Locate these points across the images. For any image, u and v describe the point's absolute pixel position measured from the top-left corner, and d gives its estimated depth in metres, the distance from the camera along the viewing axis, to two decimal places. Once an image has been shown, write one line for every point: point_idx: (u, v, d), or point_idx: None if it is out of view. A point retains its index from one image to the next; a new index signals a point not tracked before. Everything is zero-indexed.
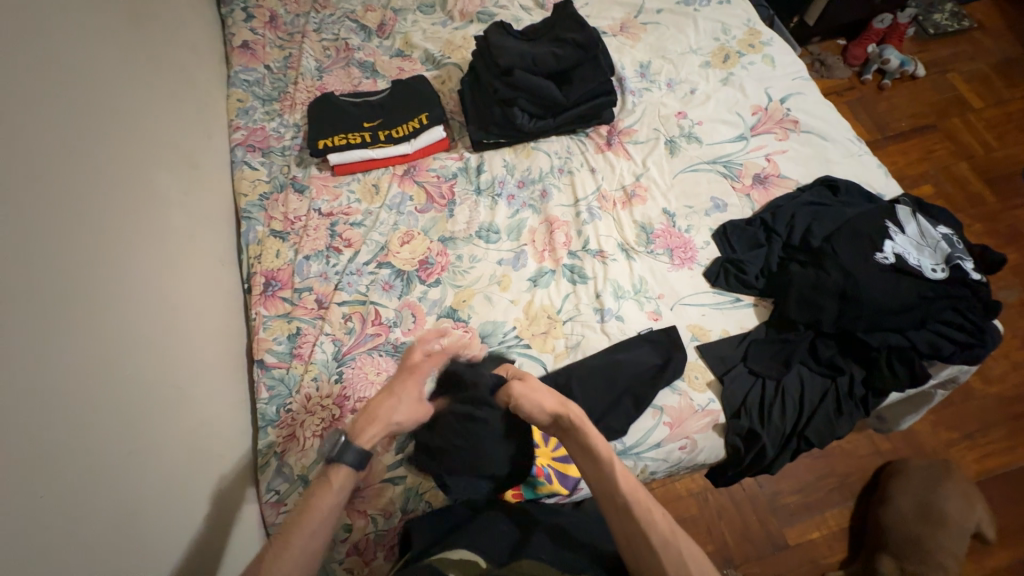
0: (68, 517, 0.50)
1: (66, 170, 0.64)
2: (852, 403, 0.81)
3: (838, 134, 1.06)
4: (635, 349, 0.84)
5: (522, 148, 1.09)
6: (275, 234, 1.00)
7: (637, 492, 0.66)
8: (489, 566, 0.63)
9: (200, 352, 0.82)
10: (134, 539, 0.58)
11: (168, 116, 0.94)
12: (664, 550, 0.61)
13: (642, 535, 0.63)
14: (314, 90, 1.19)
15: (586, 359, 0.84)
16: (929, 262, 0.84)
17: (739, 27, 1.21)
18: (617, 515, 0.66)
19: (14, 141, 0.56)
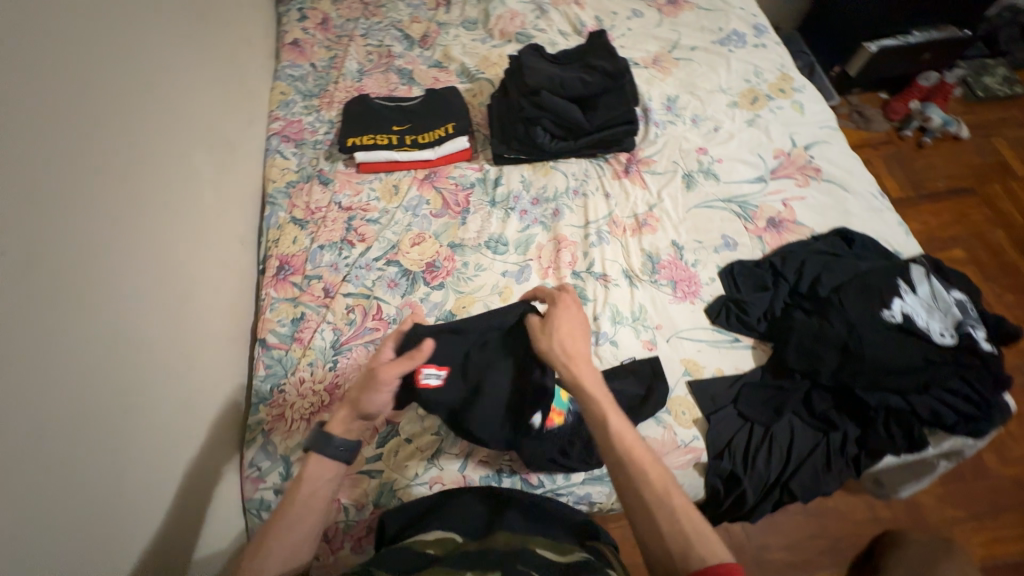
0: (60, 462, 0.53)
1: (110, 139, 0.69)
2: (842, 460, 0.79)
3: (861, 186, 1.05)
4: (623, 376, 0.84)
5: (541, 166, 1.12)
6: (295, 221, 1.05)
7: (635, 446, 0.61)
8: (465, 541, 0.66)
9: (208, 323, 0.86)
10: (115, 491, 0.60)
11: (214, 101, 1.01)
12: (655, 508, 0.56)
13: (633, 488, 0.58)
14: (352, 90, 1.25)
15: None
16: (938, 326, 0.82)
17: (772, 72, 1.22)
18: (618, 473, 0.60)
19: (67, 110, 0.62)
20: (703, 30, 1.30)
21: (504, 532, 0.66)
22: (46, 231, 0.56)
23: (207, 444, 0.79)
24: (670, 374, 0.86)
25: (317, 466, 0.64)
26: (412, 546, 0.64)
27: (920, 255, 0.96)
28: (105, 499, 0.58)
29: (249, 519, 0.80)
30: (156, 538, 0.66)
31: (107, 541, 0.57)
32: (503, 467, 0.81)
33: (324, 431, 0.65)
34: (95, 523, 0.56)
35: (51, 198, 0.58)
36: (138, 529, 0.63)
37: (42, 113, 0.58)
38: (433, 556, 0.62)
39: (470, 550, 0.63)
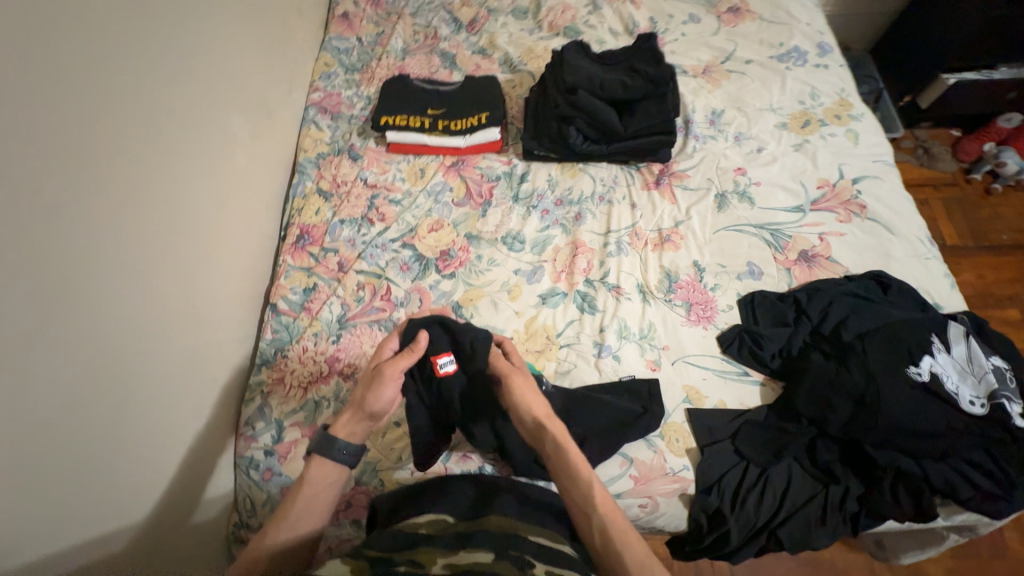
0: (59, 395, 0.55)
1: (145, 92, 0.71)
2: (839, 516, 0.75)
3: (908, 229, 0.98)
4: (619, 393, 0.82)
5: (569, 167, 1.10)
6: (320, 193, 1.07)
7: (610, 508, 0.63)
8: (456, 522, 0.66)
9: (223, 281, 0.89)
10: (114, 430, 0.64)
11: (257, 67, 1.03)
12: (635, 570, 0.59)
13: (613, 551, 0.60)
14: (394, 69, 1.26)
15: (570, 388, 0.83)
16: (968, 392, 0.76)
17: (830, 95, 1.14)
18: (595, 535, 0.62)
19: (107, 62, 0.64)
20: (762, 44, 1.23)
21: (498, 514, 0.65)
22: (72, 176, 0.59)
23: (208, 397, 0.82)
24: (669, 398, 0.84)
25: (320, 470, 0.65)
26: (403, 527, 0.63)
27: (963, 312, 0.89)
28: (100, 436, 0.61)
29: (238, 474, 0.82)
30: (149, 478, 0.69)
31: (100, 476, 0.61)
32: (485, 463, 0.81)
33: (328, 435, 0.66)
34: (87, 458, 0.59)
35: (81, 144, 0.60)
36: (131, 468, 0.66)
37: (79, 61, 0.60)
38: (425, 536, 0.61)
39: (460, 530, 0.63)
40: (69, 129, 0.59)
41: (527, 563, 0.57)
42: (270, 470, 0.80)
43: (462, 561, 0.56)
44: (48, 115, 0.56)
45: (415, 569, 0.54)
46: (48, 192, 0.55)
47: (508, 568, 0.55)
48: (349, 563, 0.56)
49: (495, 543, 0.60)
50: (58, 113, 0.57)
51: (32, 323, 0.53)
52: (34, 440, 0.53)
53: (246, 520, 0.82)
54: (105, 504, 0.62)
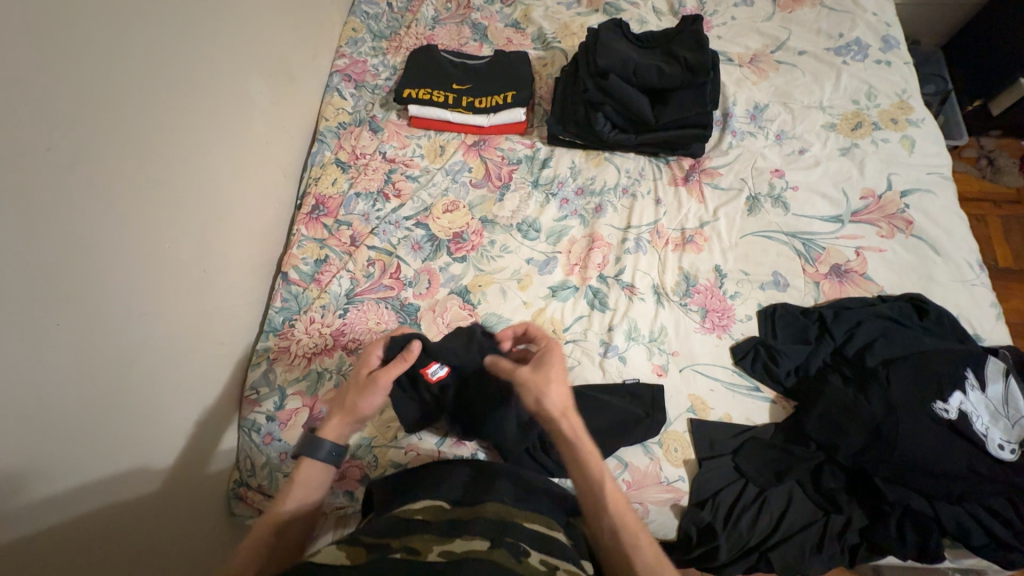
0: (68, 349, 0.57)
1: (157, 49, 0.70)
2: (837, 547, 0.72)
3: (957, 251, 0.90)
4: (620, 396, 0.80)
5: (595, 156, 1.05)
6: (338, 163, 1.06)
7: (621, 511, 0.63)
8: (449, 507, 0.62)
9: (237, 247, 0.89)
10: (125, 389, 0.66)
11: (282, 29, 1.01)
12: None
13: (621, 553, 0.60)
14: (422, 38, 1.21)
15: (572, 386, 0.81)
16: (998, 435, 0.71)
17: (888, 96, 1.04)
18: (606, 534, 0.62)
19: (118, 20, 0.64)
20: (818, 33, 1.13)
21: (494, 502, 0.62)
22: (79, 132, 0.58)
23: (219, 359, 0.84)
24: (673, 406, 0.81)
25: (308, 469, 0.67)
26: (399, 513, 0.59)
27: (1006, 346, 0.82)
28: (110, 391, 0.63)
29: (241, 435, 0.84)
30: (159, 434, 0.71)
31: (107, 431, 0.63)
32: (478, 450, 0.80)
33: (315, 437, 0.68)
34: (96, 410, 0.61)
35: (89, 99, 0.60)
36: (140, 422, 0.68)
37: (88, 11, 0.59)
38: (421, 521, 0.58)
39: (457, 517, 0.59)
40: (77, 83, 0.58)
41: (524, 548, 0.53)
42: (270, 434, 0.82)
43: (459, 548, 0.51)
44: (55, 68, 0.55)
45: (410, 556, 0.50)
46: (54, 147, 0.55)
47: (507, 554, 0.51)
48: (344, 549, 0.51)
49: (494, 529, 0.56)
50: (66, 66, 0.57)
51: (37, 278, 0.54)
52: (44, 390, 0.54)
53: (247, 479, 0.84)
54: (118, 454, 0.65)
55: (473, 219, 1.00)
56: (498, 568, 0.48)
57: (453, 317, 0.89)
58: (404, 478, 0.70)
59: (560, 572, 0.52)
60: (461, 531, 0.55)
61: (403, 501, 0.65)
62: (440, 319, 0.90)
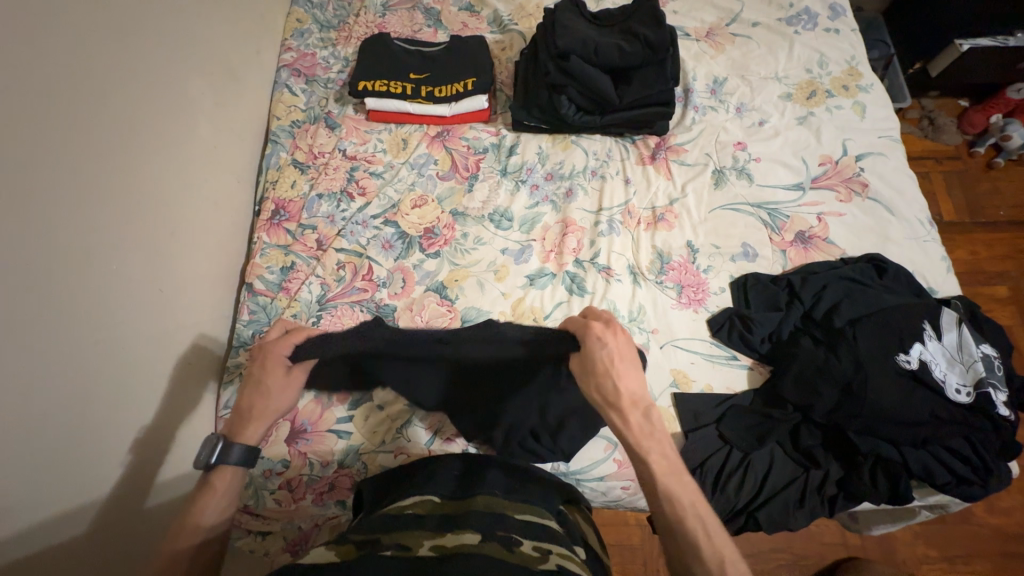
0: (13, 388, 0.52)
1: (80, 50, 0.63)
2: (817, 499, 0.76)
3: (909, 210, 0.95)
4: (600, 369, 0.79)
5: (561, 140, 1.04)
6: (296, 165, 1.01)
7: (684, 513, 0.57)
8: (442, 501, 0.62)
9: (195, 262, 0.84)
10: (81, 426, 0.61)
11: (218, 23, 0.94)
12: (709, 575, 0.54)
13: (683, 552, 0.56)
14: (373, 27, 1.16)
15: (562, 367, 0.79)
16: (955, 380, 0.75)
17: (839, 63, 1.07)
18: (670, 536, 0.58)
19: (35, 23, 0.57)
20: (771, 4, 1.14)
21: (485, 495, 0.62)
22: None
23: (188, 381, 0.80)
24: (657, 382, 0.82)
25: (222, 480, 0.63)
26: (388, 511, 0.58)
27: (957, 296, 0.87)
28: (64, 428, 0.59)
29: None
30: (127, 465, 0.67)
31: (68, 471, 0.59)
32: (469, 446, 0.80)
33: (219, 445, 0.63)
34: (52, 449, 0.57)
35: (10, 110, 0.54)
36: (105, 456, 0.64)
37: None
38: (414, 516, 0.57)
39: (448, 513, 0.59)
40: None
41: (516, 539, 0.53)
42: None
43: (450, 542, 0.51)
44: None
45: (401, 552, 0.49)
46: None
47: (498, 547, 0.51)
48: (334, 549, 0.50)
49: (485, 521, 0.56)
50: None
51: None
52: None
53: None
54: (84, 489, 0.61)
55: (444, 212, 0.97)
56: (492, 559, 0.48)
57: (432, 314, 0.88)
58: (395, 483, 0.68)
59: (555, 556, 0.51)
60: (455, 525, 0.55)
61: (392, 501, 0.64)
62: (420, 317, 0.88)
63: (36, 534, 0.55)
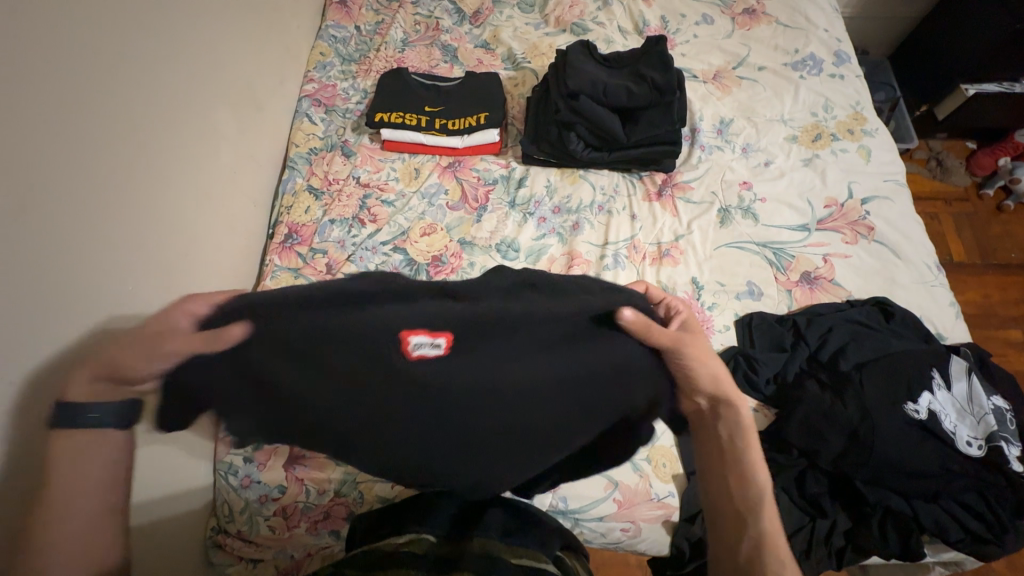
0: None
1: (116, 84, 0.67)
2: (825, 551, 0.74)
3: (916, 254, 0.95)
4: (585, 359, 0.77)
5: (570, 173, 1.06)
6: (311, 191, 1.04)
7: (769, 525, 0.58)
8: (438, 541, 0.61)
9: (208, 283, 0.86)
10: None
11: (246, 56, 0.99)
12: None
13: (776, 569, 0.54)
14: (392, 61, 1.21)
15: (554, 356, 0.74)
16: (966, 431, 0.73)
17: (844, 108, 1.10)
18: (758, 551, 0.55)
19: (77, 59, 0.61)
20: (776, 49, 1.18)
21: (480, 537, 0.61)
22: (35, 172, 0.55)
23: None
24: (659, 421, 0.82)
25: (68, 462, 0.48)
26: (382, 549, 0.58)
27: (966, 343, 0.86)
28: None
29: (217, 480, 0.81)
30: None
31: None
32: None
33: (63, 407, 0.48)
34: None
35: (45, 139, 0.56)
36: None
37: (44, 51, 0.56)
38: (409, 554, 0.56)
39: (445, 553, 0.58)
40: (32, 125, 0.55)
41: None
42: (248, 477, 0.79)
43: None
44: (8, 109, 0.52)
45: None
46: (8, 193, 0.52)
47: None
48: None
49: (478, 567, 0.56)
50: (20, 108, 0.53)
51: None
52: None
53: (225, 526, 0.81)
54: None
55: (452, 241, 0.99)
56: None
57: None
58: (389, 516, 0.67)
59: None
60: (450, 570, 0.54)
61: (385, 533, 0.64)
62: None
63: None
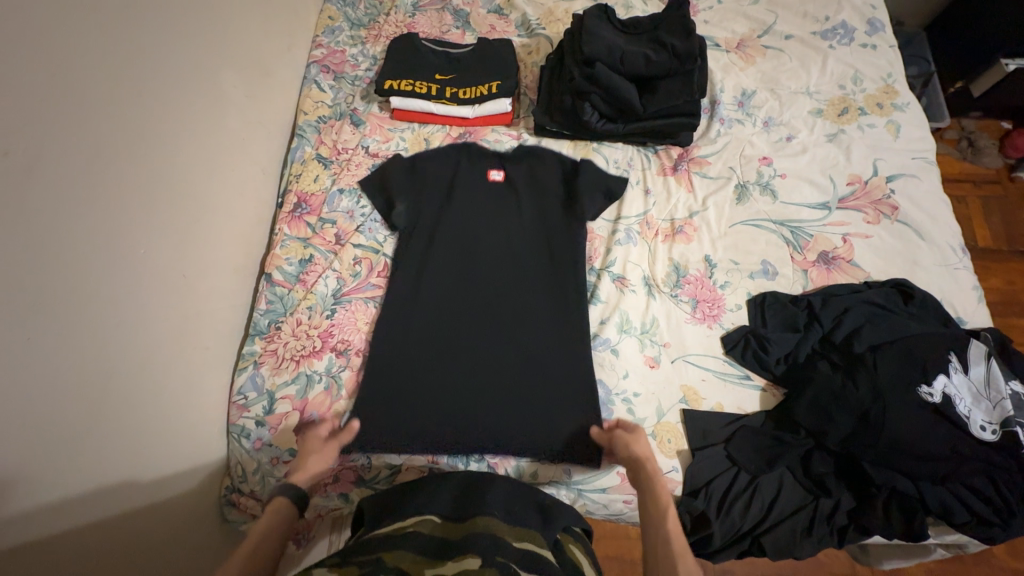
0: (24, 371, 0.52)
1: (117, 41, 0.65)
2: (827, 528, 0.74)
3: (940, 235, 0.91)
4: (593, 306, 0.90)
5: (583, 146, 1.04)
6: (319, 159, 1.03)
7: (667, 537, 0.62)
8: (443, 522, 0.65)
9: (219, 250, 0.86)
10: (98, 410, 0.61)
11: (254, 20, 0.96)
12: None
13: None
14: (402, 26, 1.18)
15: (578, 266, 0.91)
16: (980, 416, 0.73)
17: (874, 81, 1.04)
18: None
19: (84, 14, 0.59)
20: (806, 17, 1.12)
21: (483, 516, 0.64)
22: (45, 128, 0.54)
23: (203, 369, 0.81)
24: (666, 397, 0.82)
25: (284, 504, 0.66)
26: (392, 531, 0.63)
27: (987, 328, 0.84)
28: (81, 415, 0.59)
29: (230, 441, 0.83)
30: (139, 444, 0.68)
31: (85, 452, 0.60)
32: (473, 449, 0.80)
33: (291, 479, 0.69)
34: (64, 434, 0.57)
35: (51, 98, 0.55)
36: (121, 432, 0.65)
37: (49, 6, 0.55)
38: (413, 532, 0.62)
39: (447, 535, 0.62)
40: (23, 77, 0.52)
41: (513, 568, 0.56)
42: (260, 440, 0.82)
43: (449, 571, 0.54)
44: None
45: None
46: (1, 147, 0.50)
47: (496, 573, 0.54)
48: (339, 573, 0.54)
49: (484, 546, 0.58)
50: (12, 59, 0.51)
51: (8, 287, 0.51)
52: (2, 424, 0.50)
53: (238, 484, 0.84)
54: (96, 474, 0.61)
55: (450, 224, 0.96)
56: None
57: (442, 328, 0.88)
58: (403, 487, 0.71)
59: None
60: (453, 552, 0.58)
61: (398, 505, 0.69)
62: (432, 335, 0.88)
63: (47, 519, 0.55)
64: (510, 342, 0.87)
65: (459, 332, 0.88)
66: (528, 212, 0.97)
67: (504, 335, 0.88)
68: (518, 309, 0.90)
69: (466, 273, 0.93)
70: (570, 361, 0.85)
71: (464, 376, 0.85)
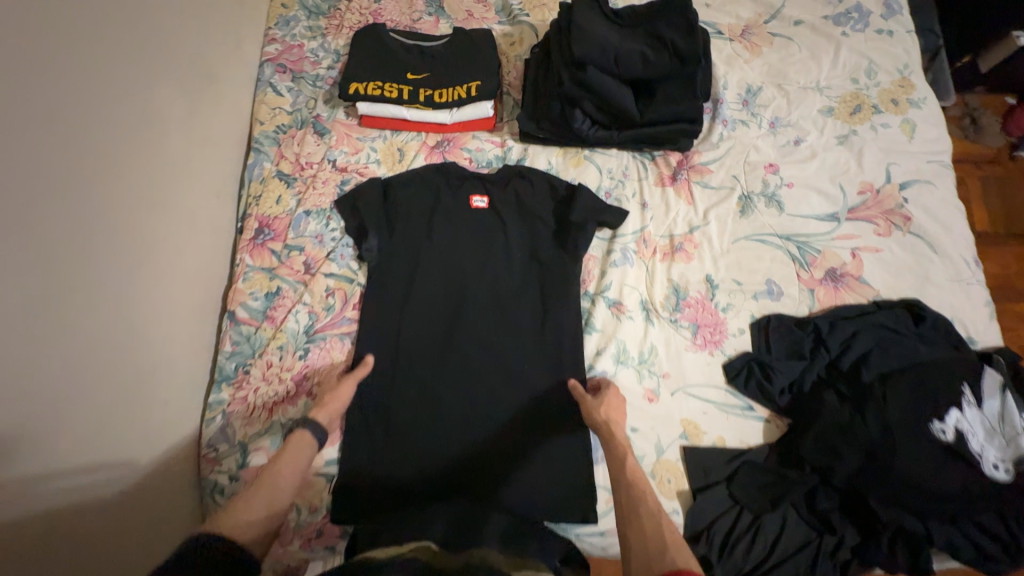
0: None
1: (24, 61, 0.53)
2: (831, 565, 0.71)
3: (954, 248, 0.86)
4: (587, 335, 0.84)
5: (573, 154, 0.94)
6: (281, 176, 0.92)
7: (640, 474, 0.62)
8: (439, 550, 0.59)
9: (177, 289, 0.77)
10: (49, 498, 0.54)
11: (195, 15, 0.83)
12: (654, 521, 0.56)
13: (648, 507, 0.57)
14: (367, 14, 1.04)
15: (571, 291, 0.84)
16: (993, 454, 0.71)
17: (889, 73, 0.95)
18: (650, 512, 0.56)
19: None
20: None
21: (482, 548, 0.59)
22: None
23: (169, 425, 0.74)
24: (666, 433, 0.78)
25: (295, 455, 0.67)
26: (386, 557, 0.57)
27: (999, 348, 0.80)
28: (27, 510, 0.52)
29: (202, 497, 0.77)
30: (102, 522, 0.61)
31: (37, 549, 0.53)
32: (464, 495, 0.75)
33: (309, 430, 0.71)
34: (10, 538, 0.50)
35: None
36: (79, 515, 0.58)
37: None
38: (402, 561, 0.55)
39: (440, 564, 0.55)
40: None
41: None
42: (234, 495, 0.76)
43: None
44: None
45: None
46: None
47: None
48: None
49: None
50: None
51: None
52: None
53: None
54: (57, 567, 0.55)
55: (429, 246, 0.88)
56: None
57: (425, 365, 0.82)
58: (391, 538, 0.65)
59: None
60: None
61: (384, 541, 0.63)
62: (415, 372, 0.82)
63: None
64: (500, 378, 0.81)
65: (444, 368, 0.82)
66: (516, 229, 0.89)
67: (493, 371, 0.82)
68: (507, 341, 0.83)
69: (450, 302, 0.85)
70: (565, 398, 0.80)
71: (452, 417, 0.79)
